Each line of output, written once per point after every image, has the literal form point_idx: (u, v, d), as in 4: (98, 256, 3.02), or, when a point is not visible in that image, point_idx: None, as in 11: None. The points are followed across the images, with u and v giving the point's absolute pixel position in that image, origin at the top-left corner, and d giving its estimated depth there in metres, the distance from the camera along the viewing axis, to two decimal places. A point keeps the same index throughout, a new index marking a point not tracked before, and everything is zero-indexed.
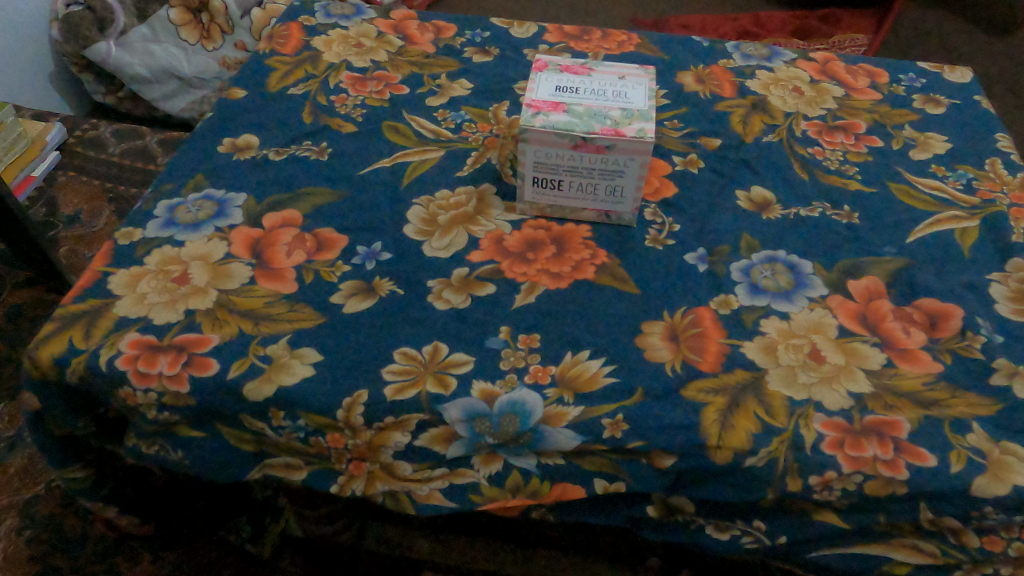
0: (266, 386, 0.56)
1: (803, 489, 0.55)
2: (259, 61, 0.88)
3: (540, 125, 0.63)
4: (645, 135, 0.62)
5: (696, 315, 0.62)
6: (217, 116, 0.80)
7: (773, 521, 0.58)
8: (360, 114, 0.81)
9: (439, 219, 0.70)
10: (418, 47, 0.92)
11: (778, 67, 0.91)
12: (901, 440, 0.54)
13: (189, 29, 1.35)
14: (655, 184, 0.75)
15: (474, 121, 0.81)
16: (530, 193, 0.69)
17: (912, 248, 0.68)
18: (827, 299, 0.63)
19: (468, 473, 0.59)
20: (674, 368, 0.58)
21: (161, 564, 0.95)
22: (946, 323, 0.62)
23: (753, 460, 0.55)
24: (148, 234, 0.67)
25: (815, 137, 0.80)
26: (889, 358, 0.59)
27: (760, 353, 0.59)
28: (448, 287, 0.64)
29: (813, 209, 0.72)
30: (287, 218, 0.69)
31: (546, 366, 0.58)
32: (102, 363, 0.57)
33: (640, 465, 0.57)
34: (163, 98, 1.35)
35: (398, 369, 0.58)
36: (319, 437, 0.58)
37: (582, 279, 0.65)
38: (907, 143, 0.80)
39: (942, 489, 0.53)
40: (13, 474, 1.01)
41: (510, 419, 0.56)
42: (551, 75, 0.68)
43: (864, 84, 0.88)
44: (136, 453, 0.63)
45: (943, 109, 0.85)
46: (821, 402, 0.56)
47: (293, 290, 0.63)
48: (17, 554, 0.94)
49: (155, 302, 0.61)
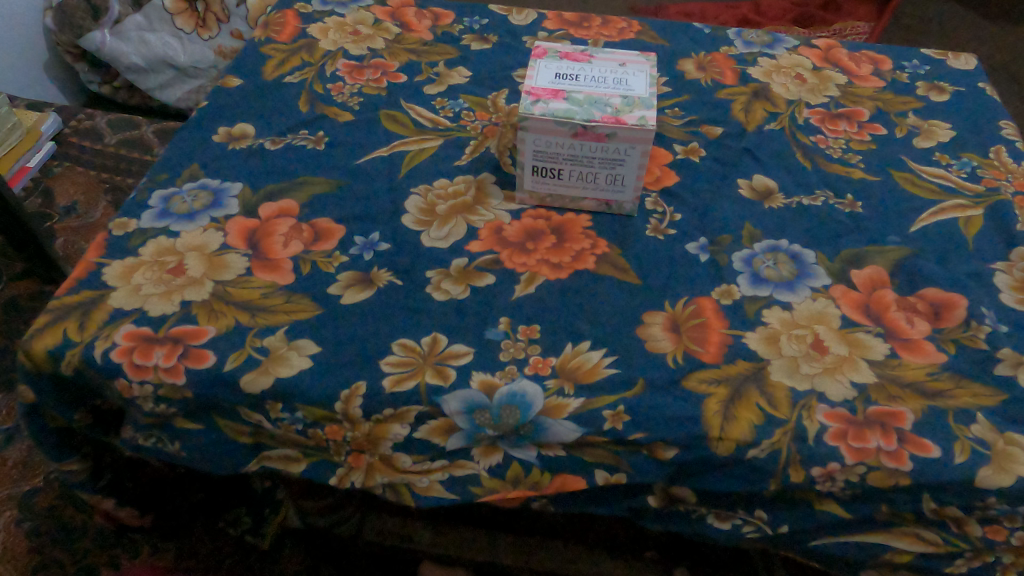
0: (263, 378, 0.56)
1: (805, 480, 0.54)
2: (255, 49, 0.87)
3: (540, 113, 0.62)
4: (646, 123, 0.61)
5: (697, 305, 0.61)
6: (211, 105, 0.79)
7: (774, 510, 0.58)
8: (357, 102, 0.80)
9: (437, 209, 0.69)
10: (416, 34, 0.90)
11: (780, 54, 0.90)
12: (904, 431, 0.54)
13: (184, 18, 1.31)
14: (656, 173, 0.74)
15: (473, 109, 0.80)
16: (530, 182, 0.68)
17: (916, 237, 0.68)
18: (830, 289, 0.63)
19: (468, 465, 0.58)
20: (675, 359, 0.57)
21: (161, 554, 0.95)
22: (949, 313, 0.61)
23: (756, 452, 0.54)
24: (142, 225, 0.66)
25: (818, 125, 0.79)
26: (893, 349, 0.58)
27: (763, 344, 0.59)
28: (447, 278, 0.63)
29: (815, 198, 0.71)
30: (283, 209, 0.68)
31: (547, 358, 0.58)
32: (96, 355, 0.56)
33: (641, 456, 0.56)
34: (158, 88, 1.35)
35: (397, 362, 0.57)
36: (317, 429, 0.57)
37: (582, 269, 0.64)
38: (911, 131, 0.79)
39: (945, 480, 0.52)
40: (12, 466, 1.01)
41: (509, 411, 0.55)
42: (551, 62, 0.67)
43: (867, 71, 0.87)
44: (132, 444, 0.63)
45: (947, 97, 0.84)
46: (824, 393, 0.55)
47: (290, 281, 0.62)
48: (16, 546, 0.94)
49: (151, 294, 0.60)
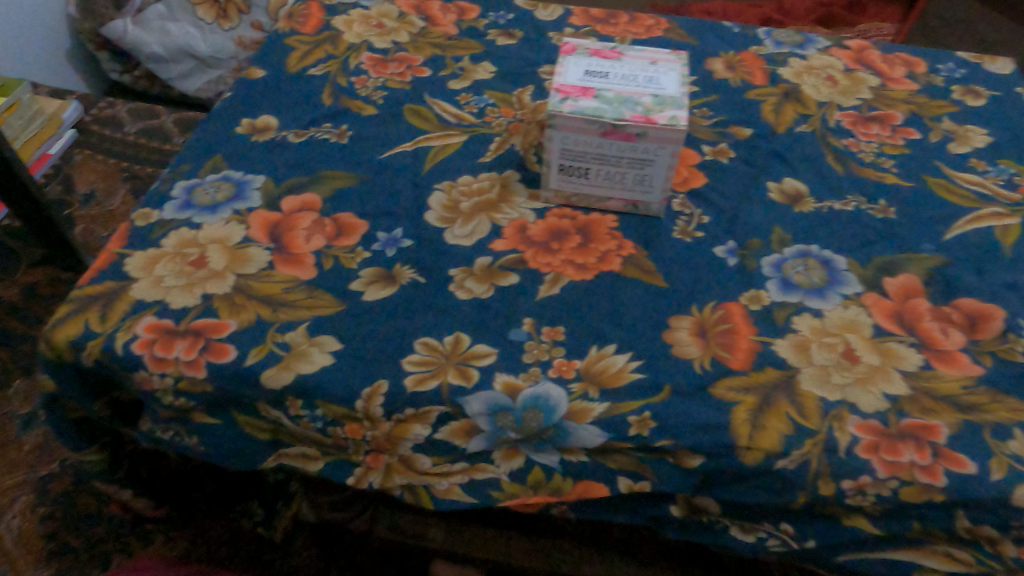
0: (284, 373, 0.55)
1: (835, 494, 0.53)
2: (278, 40, 0.86)
3: (569, 111, 0.61)
4: (677, 123, 0.60)
5: (725, 311, 0.60)
6: (235, 96, 0.78)
7: (801, 523, 0.57)
8: (381, 96, 0.79)
9: (461, 206, 0.68)
10: (441, 28, 0.89)
11: (812, 55, 0.88)
12: (939, 445, 0.52)
13: (205, 7, 1.30)
14: (684, 174, 0.72)
15: (498, 105, 0.79)
16: (556, 181, 0.67)
17: (951, 245, 0.66)
18: (862, 297, 0.61)
19: (488, 468, 0.57)
20: (703, 365, 0.56)
21: (173, 543, 0.95)
22: (985, 324, 0.60)
23: (785, 462, 0.53)
24: (165, 216, 0.65)
25: (850, 128, 0.78)
26: (927, 360, 0.57)
27: (793, 352, 0.57)
28: (470, 277, 0.62)
29: (847, 203, 0.70)
30: (306, 202, 0.68)
31: (571, 360, 0.57)
32: (117, 347, 0.56)
33: (666, 464, 0.55)
34: (179, 78, 1.34)
35: (419, 361, 0.56)
36: (337, 427, 0.57)
37: (608, 271, 0.63)
38: (946, 136, 0.77)
39: (981, 497, 0.51)
40: (28, 450, 1.01)
41: (532, 414, 0.54)
42: (580, 59, 0.66)
43: (900, 74, 0.85)
44: (150, 437, 0.62)
45: (983, 101, 0.82)
46: (856, 404, 0.54)
47: (312, 276, 0.61)
48: (31, 530, 0.94)
49: (173, 286, 0.59)
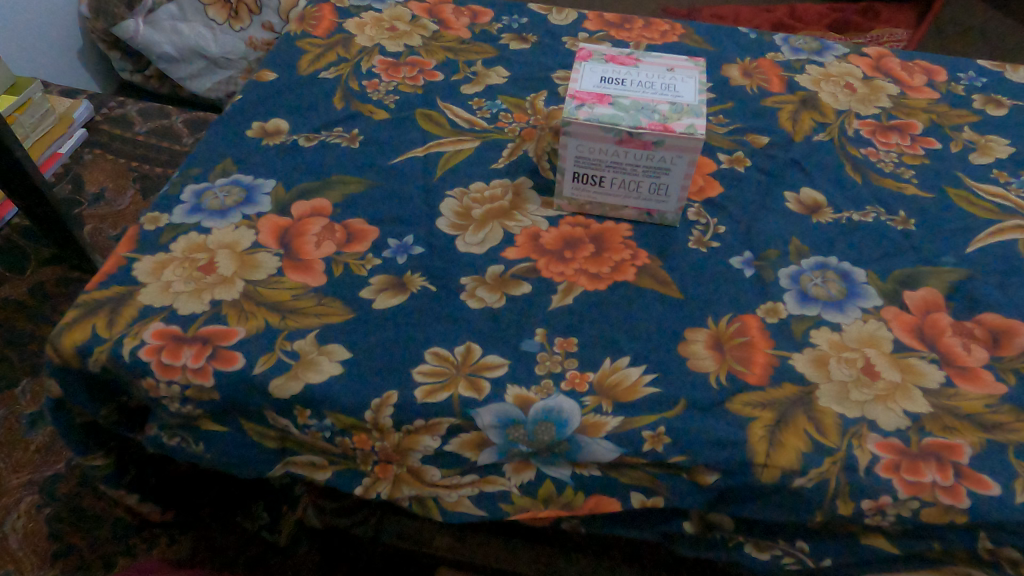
0: (292, 383, 0.54)
1: (853, 513, 0.52)
2: (290, 42, 0.85)
3: (584, 118, 0.60)
4: (695, 132, 0.59)
5: (741, 323, 0.59)
6: (246, 99, 0.78)
7: (817, 538, 0.56)
8: (393, 100, 0.79)
9: (473, 213, 0.67)
10: (454, 32, 0.89)
11: (829, 62, 0.86)
12: (961, 465, 0.51)
13: (217, 8, 1.30)
14: (699, 183, 0.71)
15: (511, 110, 0.78)
16: (570, 188, 0.66)
17: (973, 258, 0.64)
18: (882, 311, 0.60)
19: (499, 480, 0.56)
20: (719, 380, 0.55)
21: (177, 546, 0.94)
22: (1009, 341, 0.58)
23: (803, 480, 0.52)
24: (174, 220, 0.64)
25: (869, 137, 0.76)
26: (949, 376, 0.56)
27: (811, 366, 0.56)
28: (482, 286, 0.61)
29: (866, 214, 0.68)
30: (316, 207, 0.67)
31: (584, 373, 0.55)
32: (125, 353, 0.55)
33: (680, 479, 0.54)
34: (190, 78, 1.34)
35: (429, 371, 0.55)
36: (345, 437, 0.56)
37: (622, 281, 0.62)
38: (967, 146, 0.76)
39: (1004, 519, 0.49)
40: (34, 451, 1.01)
41: (544, 427, 0.53)
42: (596, 65, 0.65)
43: (920, 82, 0.84)
44: (157, 443, 0.62)
45: (1005, 111, 0.80)
46: (876, 422, 0.53)
47: (322, 283, 0.60)
48: (36, 530, 0.94)
49: (181, 292, 0.59)
